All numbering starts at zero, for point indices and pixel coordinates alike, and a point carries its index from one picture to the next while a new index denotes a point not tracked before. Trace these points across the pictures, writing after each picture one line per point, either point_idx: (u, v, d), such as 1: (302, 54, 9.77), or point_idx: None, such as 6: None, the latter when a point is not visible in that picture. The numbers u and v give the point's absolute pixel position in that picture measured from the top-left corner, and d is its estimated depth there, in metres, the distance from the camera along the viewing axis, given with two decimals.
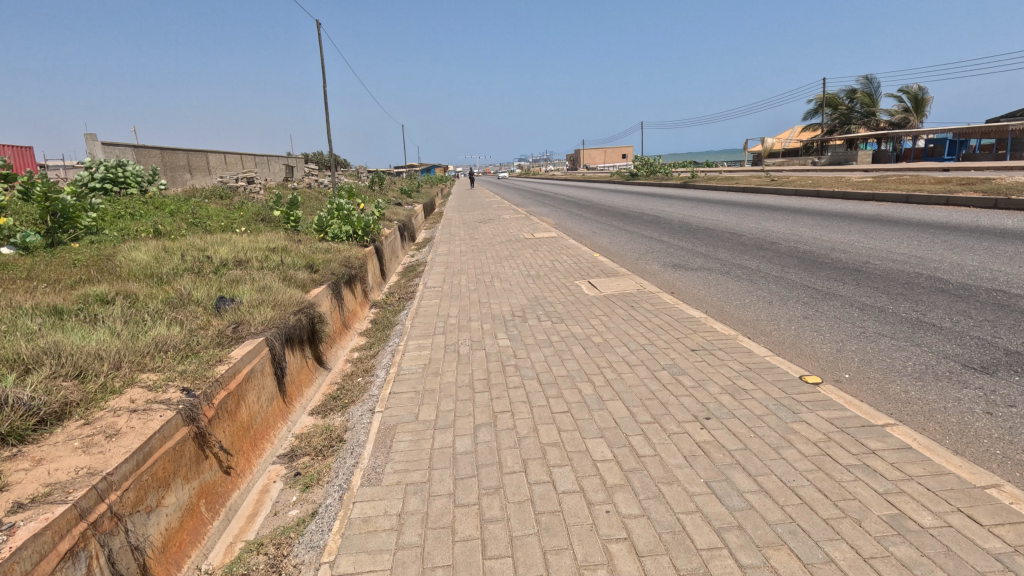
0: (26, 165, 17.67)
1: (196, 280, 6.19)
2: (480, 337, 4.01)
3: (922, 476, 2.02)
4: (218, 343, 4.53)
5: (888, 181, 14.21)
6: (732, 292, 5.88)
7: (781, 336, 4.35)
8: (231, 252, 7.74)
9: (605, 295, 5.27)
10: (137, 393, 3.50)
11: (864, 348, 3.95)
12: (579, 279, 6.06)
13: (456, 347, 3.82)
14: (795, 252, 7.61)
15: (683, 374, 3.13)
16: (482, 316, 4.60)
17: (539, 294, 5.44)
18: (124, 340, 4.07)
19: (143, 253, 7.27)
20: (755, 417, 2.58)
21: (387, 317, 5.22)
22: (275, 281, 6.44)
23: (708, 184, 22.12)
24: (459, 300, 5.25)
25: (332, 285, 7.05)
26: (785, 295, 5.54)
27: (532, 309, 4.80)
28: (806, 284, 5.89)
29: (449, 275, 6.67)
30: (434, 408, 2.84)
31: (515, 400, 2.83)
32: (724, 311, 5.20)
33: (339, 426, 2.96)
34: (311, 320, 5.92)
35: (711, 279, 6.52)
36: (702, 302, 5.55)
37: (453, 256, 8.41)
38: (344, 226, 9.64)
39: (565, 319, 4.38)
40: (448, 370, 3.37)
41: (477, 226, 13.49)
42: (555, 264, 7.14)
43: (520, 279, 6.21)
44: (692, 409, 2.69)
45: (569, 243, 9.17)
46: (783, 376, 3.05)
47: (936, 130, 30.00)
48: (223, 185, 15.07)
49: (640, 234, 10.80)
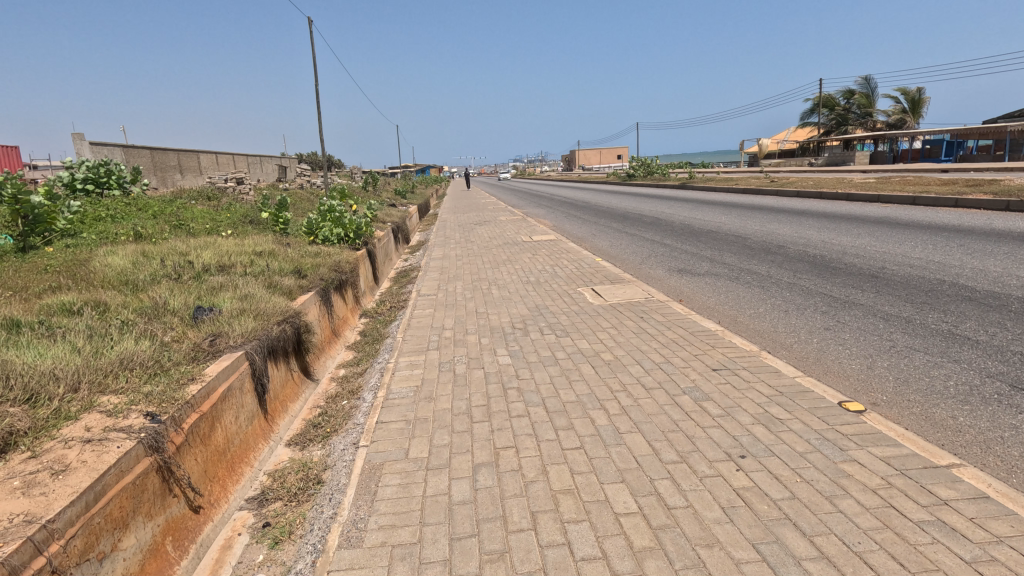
0: (12, 165, 17.21)
1: (174, 288, 5.80)
2: (477, 354, 3.65)
3: (1013, 538, 1.69)
4: (192, 359, 4.16)
5: (894, 182, 13.92)
6: (744, 300, 5.54)
7: (805, 351, 4.01)
8: (214, 256, 7.36)
9: (611, 305, 4.92)
10: (94, 420, 3.12)
11: (898, 365, 3.62)
12: (582, 286, 5.72)
13: (451, 365, 3.46)
14: (807, 256, 7.28)
15: (708, 400, 2.78)
16: (479, 328, 4.25)
17: (540, 302, 5.09)
18: (84, 357, 3.69)
19: (121, 258, 6.87)
20: (797, 454, 2.23)
21: (377, 328, 4.86)
22: (259, 287, 6.06)
23: (707, 184, 21.81)
24: (456, 310, 4.89)
25: (320, 292, 6.68)
26: (802, 304, 5.21)
27: (533, 320, 4.45)
28: (823, 291, 5.57)
29: (445, 281, 6.31)
30: (427, 443, 2.48)
31: (519, 434, 2.48)
32: (739, 322, 4.84)
33: (318, 462, 2.60)
34: (297, 330, 5.55)
35: (720, 285, 6.20)
36: (713, 312, 5.20)
37: (449, 261, 8.04)
38: (335, 229, 9.25)
39: (571, 333, 4.03)
40: (442, 393, 3.01)
41: (473, 229, 13.10)
42: (556, 269, 6.79)
43: (519, 285, 5.87)
44: (724, 444, 2.34)
45: (569, 246, 8.83)
46: (821, 402, 2.71)
47: (934, 132, 29.85)
48: (212, 186, 14.65)
49: (641, 236, 10.47)
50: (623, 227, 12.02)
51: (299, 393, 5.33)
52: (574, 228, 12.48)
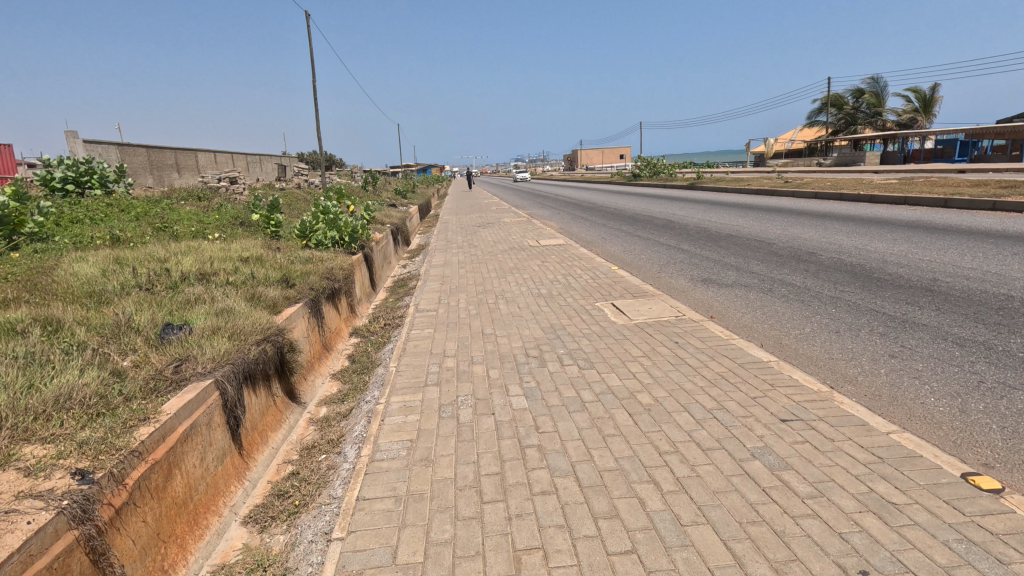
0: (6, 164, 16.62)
1: (142, 302, 5.16)
2: (485, 393, 3.00)
3: None
4: (148, 392, 3.51)
5: (917, 183, 13.24)
6: (785, 318, 4.90)
7: (874, 387, 3.34)
8: (194, 263, 6.73)
9: (638, 325, 4.26)
10: (7, 482, 2.48)
11: (997, 409, 2.96)
12: (602, 301, 5.07)
13: (454, 410, 2.82)
14: (844, 265, 6.63)
15: (788, 471, 2.14)
16: (487, 356, 3.60)
17: (555, 321, 4.44)
18: (11, 395, 3.04)
19: (90, 265, 6.22)
20: (942, 570, 1.59)
21: (367, 353, 4.21)
22: (239, 300, 5.42)
23: (716, 185, 21.17)
24: (459, 331, 4.24)
25: (309, 305, 6.02)
26: (855, 324, 4.56)
27: (550, 345, 3.80)
28: (874, 307, 4.92)
29: (446, 294, 5.66)
30: (422, 539, 1.84)
31: (548, 529, 1.84)
32: (786, 346, 4.19)
33: (278, 557, 1.95)
34: (280, 349, 4.91)
35: (754, 299, 5.56)
36: (753, 333, 4.54)
37: (450, 269, 7.41)
38: (330, 232, 8.59)
39: (596, 364, 3.38)
40: (443, 455, 2.37)
41: (475, 232, 12.46)
42: (569, 279, 6.13)
43: (530, 300, 5.23)
44: (830, 548, 1.70)
45: (581, 252, 8.18)
46: (941, 477, 2.05)
47: (947, 132, 29.16)
48: (205, 186, 14.03)
49: (656, 240, 9.83)
50: (634, 231, 11.36)
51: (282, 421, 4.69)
52: (583, 230, 11.85)
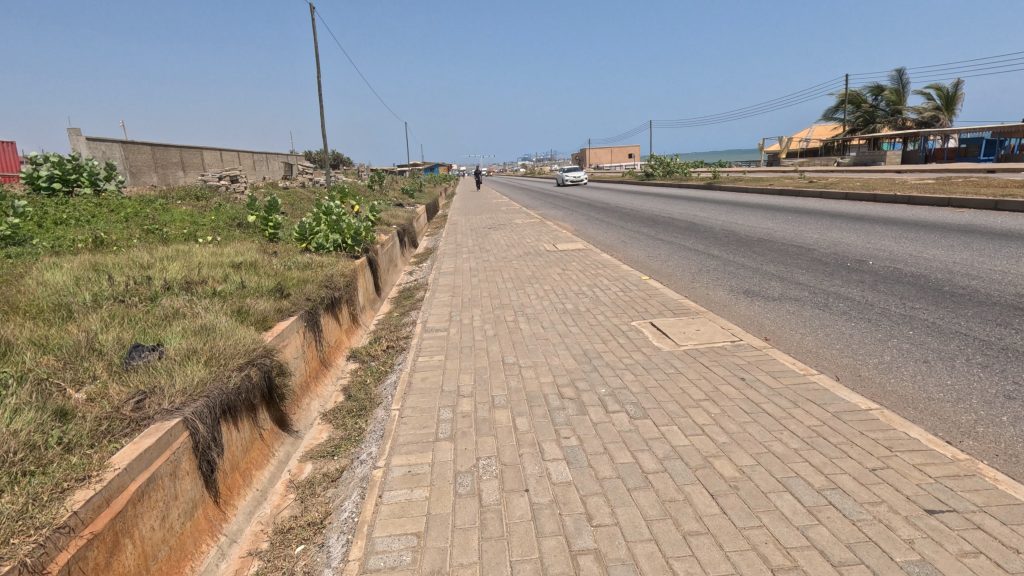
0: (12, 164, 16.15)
1: (112, 317, 4.51)
2: (514, 456, 2.32)
3: None
4: (98, 436, 2.72)
5: (958, 184, 12.37)
6: (855, 341, 4.19)
7: (1006, 444, 2.61)
8: (179, 269, 6.09)
9: (687, 353, 3.56)
10: None
11: None
12: (639, 320, 4.37)
13: (476, 482, 2.15)
14: (907, 276, 5.86)
15: None
16: (511, 397, 2.92)
17: (588, 347, 3.75)
18: None
19: (63, 273, 5.61)
20: None
21: (364, 387, 3.52)
22: (223, 315, 4.74)
23: (735, 184, 20.30)
24: (475, 358, 3.56)
25: (304, 318, 5.35)
26: (944, 350, 3.84)
27: (587, 381, 3.11)
28: (960, 330, 4.20)
29: (458, 308, 5.01)
30: None
31: None
32: (868, 380, 3.47)
33: None
34: (269, 374, 4.09)
35: (810, 318, 4.85)
36: (822, 362, 3.83)
37: (461, 277, 6.75)
38: (332, 234, 7.91)
39: (649, 412, 2.69)
40: (464, 566, 1.70)
41: (487, 234, 11.88)
42: (596, 291, 5.44)
43: (556, 317, 4.56)
44: None
45: (604, 258, 7.48)
46: None
47: (973, 131, 28.14)
48: (207, 184, 13.46)
49: (681, 245, 9.10)
50: (657, 233, 10.68)
51: (271, 450, 3.84)
52: (602, 233, 11.19)
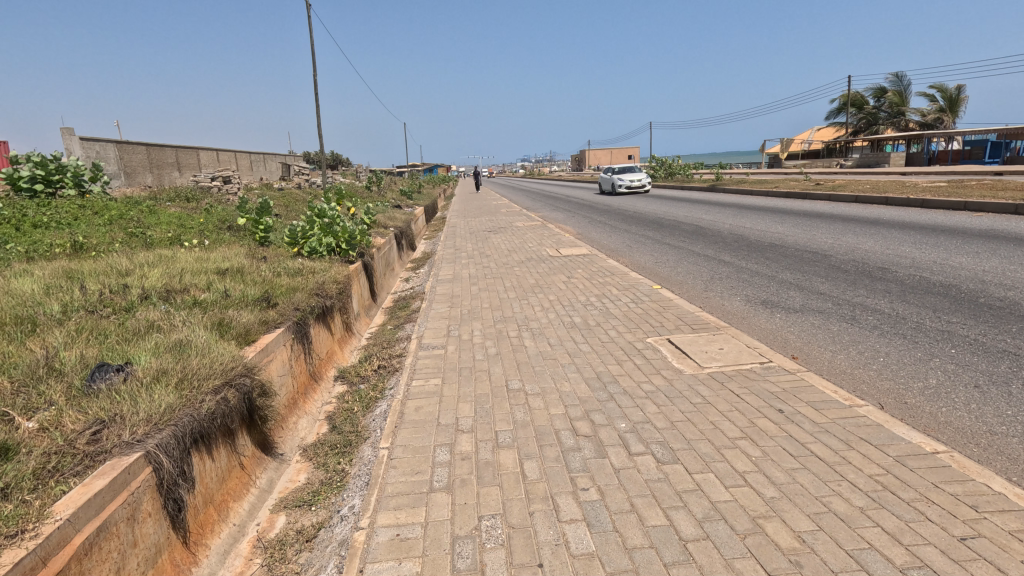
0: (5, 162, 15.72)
1: (78, 332, 4.09)
2: (524, 515, 1.94)
3: None
4: (43, 477, 2.08)
5: (973, 187, 11.97)
6: (893, 361, 3.81)
7: None
8: (159, 276, 5.67)
9: (714, 378, 3.18)
10: None
11: None
12: (655, 337, 3.98)
13: (480, 553, 1.76)
14: (939, 287, 5.47)
15: None
16: (517, 434, 2.53)
17: (600, 370, 3.36)
18: None
19: (33, 281, 5.20)
20: None
21: (351, 417, 3.14)
22: (201, 329, 4.32)
23: (740, 186, 19.89)
24: (475, 383, 3.18)
25: (291, 330, 4.93)
26: (996, 373, 3.46)
27: (603, 414, 2.72)
28: (1008, 349, 3.82)
29: (457, 321, 4.62)
30: None
31: None
32: (916, 409, 3.09)
33: None
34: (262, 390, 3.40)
35: (838, 332, 4.47)
36: (861, 386, 3.45)
37: (460, 285, 6.36)
38: (325, 237, 7.51)
39: (680, 455, 2.30)
40: None
41: (487, 237, 11.48)
42: (605, 302, 5.06)
43: (564, 332, 4.18)
44: None
45: (611, 264, 7.10)
46: None
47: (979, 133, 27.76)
48: (197, 185, 13.02)
49: (690, 250, 8.72)
50: (664, 237, 10.30)
51: (254, 479, 3.12)
52: (606, 237, 10.81)
